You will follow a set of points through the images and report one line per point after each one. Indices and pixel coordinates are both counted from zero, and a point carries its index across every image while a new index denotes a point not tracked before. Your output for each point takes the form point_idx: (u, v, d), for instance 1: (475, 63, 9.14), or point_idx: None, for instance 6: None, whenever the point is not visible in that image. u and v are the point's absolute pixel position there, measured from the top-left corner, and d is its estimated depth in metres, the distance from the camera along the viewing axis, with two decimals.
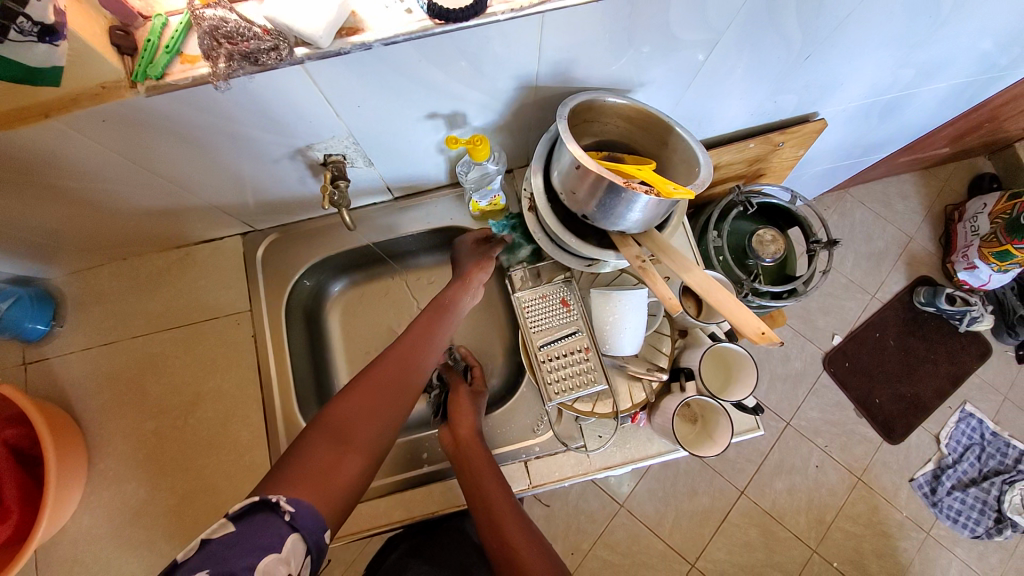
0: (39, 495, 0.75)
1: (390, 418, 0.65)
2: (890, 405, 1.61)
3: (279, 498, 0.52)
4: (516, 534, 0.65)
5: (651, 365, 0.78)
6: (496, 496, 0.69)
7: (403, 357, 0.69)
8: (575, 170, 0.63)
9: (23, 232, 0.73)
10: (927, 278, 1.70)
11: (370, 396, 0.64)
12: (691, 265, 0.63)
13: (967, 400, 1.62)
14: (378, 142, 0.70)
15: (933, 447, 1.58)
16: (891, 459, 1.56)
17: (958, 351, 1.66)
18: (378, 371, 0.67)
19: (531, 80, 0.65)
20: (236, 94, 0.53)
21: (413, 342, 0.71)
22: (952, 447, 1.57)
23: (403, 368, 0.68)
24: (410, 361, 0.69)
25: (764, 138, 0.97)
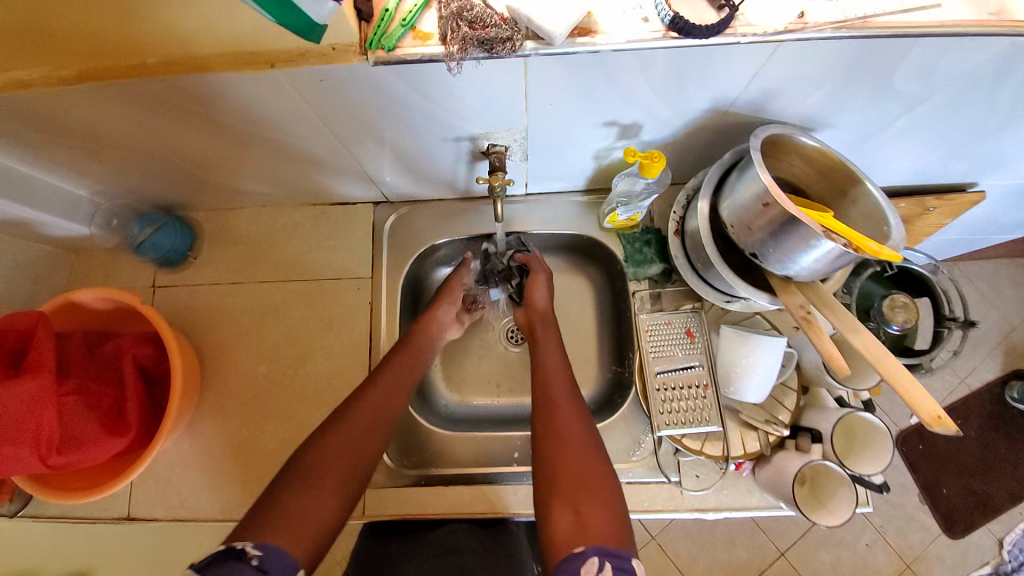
0: (155, 410, 0.79)
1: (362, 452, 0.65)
2: (958, 498, 1.39)
3: (246, 546, 0.50)
4: (572, 440, 0.66)
5: (772, 417, 0.75)
6: (561, 402, 0.70)
7: (365, 406, 0.69)
8: (760, 206, 0.60)
9: (188, 167, 0.76)
10: None
11: (342, 439, 0.65)
12: (861, 327, 0.60)
13: None
14: (546, 141, 0.70)
15: (993, 550, 1.37)
16: (948, 554, 1.36)
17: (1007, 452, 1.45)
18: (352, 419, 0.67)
19: (724, 105, 0.63)
20: (459, 78, 0.54)
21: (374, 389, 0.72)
22: (1015, 555, 1.36)
23: (367, 409, 0.69)
24: (370, 405, 0.69)
25: (917, 200, 0.91)
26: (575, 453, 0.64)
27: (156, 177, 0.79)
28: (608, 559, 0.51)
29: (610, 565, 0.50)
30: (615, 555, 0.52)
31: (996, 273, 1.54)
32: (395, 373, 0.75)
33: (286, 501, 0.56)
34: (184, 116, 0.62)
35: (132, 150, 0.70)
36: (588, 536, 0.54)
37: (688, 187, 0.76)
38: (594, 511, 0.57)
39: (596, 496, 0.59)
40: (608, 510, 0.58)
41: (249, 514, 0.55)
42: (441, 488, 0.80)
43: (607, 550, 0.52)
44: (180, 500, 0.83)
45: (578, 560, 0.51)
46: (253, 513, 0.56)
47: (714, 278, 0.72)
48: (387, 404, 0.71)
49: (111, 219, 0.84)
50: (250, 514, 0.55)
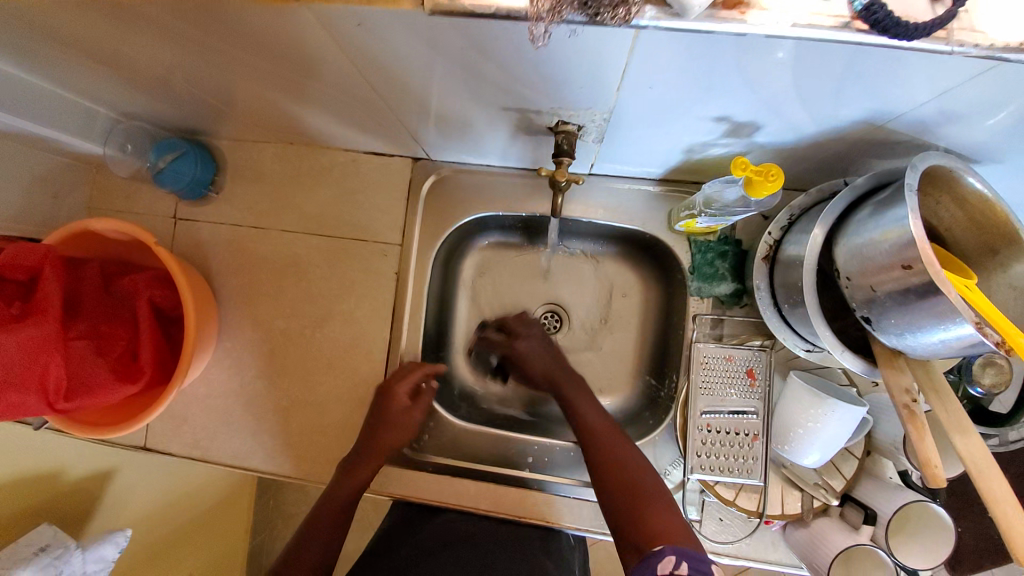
0: (168, 355, 0.75)
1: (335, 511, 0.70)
2: None
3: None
4: (630, 463, 0.66)
5: (822, 481, 0.67)
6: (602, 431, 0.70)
7: (316, 530, 0.69)
8: (896, 267, 0.47)
9: (208, 95, 0.65)
10: None
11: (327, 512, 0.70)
12: (971, 429, 0.49)
13: None
14: (633, 126, 0.56)
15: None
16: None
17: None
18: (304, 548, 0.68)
19: (880, 120, 0.48)
20: (546, 51, 0.41)
21: (323, 508, 0.70)
22: None
23: (317, 535, 0.69)
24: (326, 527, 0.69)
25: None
26: (631, 467, 0.66)
27: (175, 102, 0.69)
28: (684, 558, 0.53)
29: (688, 564, 0.52)
30: (688, 556, 0.53)
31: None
32: (343, 491, 0.70)
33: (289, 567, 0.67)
34: (197, 43, 0.51)
35: (145, 73, 0.60)
36: (667, 544, 0.56)
37: (793, 205, 0.62)
38: (669, 532, 0.58)
39: (659, 513, 0.61)
40: (683, 533, 0.59)
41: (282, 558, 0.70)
42: (447, 479, 0.77)
43: (684, 551, 0.54)
44: (192, 440, 0.82)
45: (656, 559, 0.54)
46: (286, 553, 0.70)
47: (801, 326, 0.60)
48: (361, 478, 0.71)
49: (126, 143, 0.76)
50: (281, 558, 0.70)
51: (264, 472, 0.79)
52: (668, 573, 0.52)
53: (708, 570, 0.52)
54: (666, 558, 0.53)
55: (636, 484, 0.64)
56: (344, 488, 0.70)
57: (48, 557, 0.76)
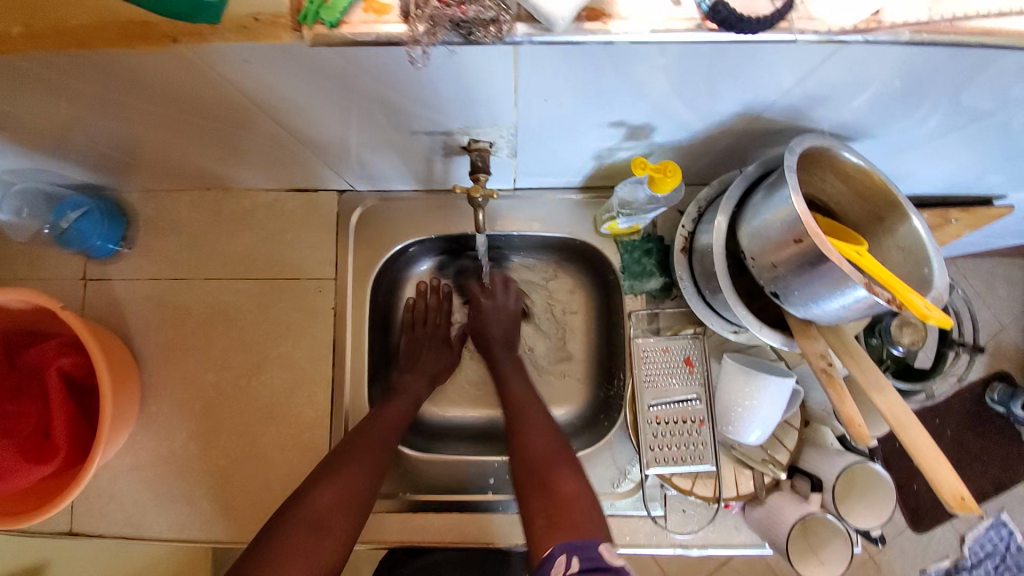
0: (90, 429, 0.70)
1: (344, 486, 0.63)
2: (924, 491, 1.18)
3: None
4: (542, 445, 0.65)
5: (768, 456, 0.68)
6: (525, 415, 0.70)
7: (312, 511, 0.59)
8: (790, 242, 0.50)
9: (107, 147, 0.63)
10: (1006, 375, 1.22)
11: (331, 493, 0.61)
12: (887, 386, 0.52)
13: (1005, 508, 1.21)
14: (540, 138, 0.58)
15: (953, 545, 1.18)
16: (908, 546, 1.18)
17: (1015, 459, 1.20)
18: (313, 497, 0.61)
19: (757, 111, 0.52)
20: (431, 71, 0.43)
21: (341, 465, 0.65)
22: (973, 551, 1.18)
23: (313, 516, 0.59)
24: (347, 479, 0.63)
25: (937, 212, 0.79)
26: (540, 448, 0.65)
27: (72, 159, 0.66)
28: (575, 554, 0.54)
29: (577, 559, 0.53)
30: (583, 547, 0.54)
31: (993, 272, 1.25)
32: (368, 448, 0.67)
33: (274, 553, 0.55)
34: (81, 94, 0.49)
35: (31, 130, 0.57)
36: (557, 540, 0.55)
37: (699, 198, 0.66)
38: (568, 516, 0.57)
39: (565, 493, 0.60)
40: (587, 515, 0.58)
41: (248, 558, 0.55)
42: (406, 514, 0.74)
43: (572, 545, 0.54)
44: (123, 518, 0.75)
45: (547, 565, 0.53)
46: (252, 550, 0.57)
47: (723, 310, 0.63)
48: (373, 458, 0.67)
49: (21, 208, 0.70)
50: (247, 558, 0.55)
51: (207, 540, 0.73)
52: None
53: (596, 556, 0.53)
54: (558, 560, 0.53)
55: (541, 461, 0.64)
56: (356, 462, 0.65)
57: None
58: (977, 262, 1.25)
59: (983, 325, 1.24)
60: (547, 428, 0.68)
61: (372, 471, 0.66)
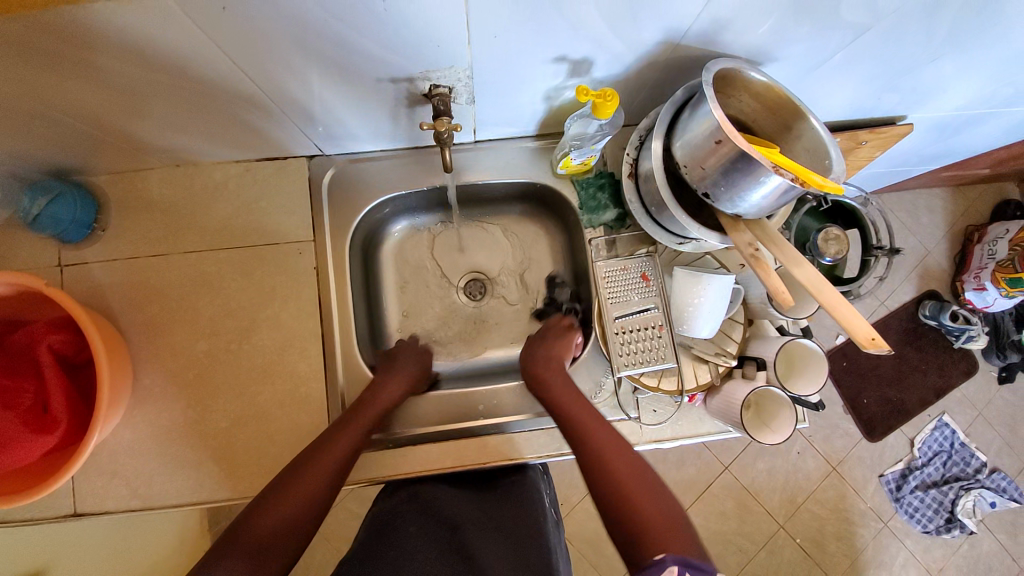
0: (88, 404, 0.72)
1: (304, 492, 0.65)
2: (872, 406, 1.33)
3: None
4: (603, 433, 0.69)
5: (720, 350, 0.78)
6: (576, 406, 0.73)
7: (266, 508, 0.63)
8: (712, 144, 0.59)
9: (77, 122, 0.65)
10: (933, 293, 1.37)
11: (288, 499, 0.64)
12: (804, 260, 0.62)
13: (946, 411, 1.35)
14: (492, 80, 0.65)
15: (904, 449, 1.33)
16: (866, 456, 1.31)
17: (947, 365, 1.36)
18: (255, 526, 0.61)
19: (676, 38, 0.61)
20: (394, 8, 0.48)
21: (293, 481, 0.66)
22: (922, 452, 1.32)
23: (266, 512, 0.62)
24: (305, 484, 0.66)
25: (848, 134, 0.89)
26: (600, 438, 0.68)
27: (40, 140, 0.67)
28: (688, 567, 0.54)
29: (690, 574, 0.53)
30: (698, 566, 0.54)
31: (914, 202, 1.41)
32: (333, 445, 0.70)
33: (229, 558, 0.57)
34: (59, 57, 0.51)
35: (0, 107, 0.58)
36: (668, 551, 0.56)
37: (639, 128, 0.74)
38: (657, 523, 0.59)
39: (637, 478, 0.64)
40: (675, 530, 0.59)
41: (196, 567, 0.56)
42: (407, 449, 0.79)
43: (687, 560, 0.55)
44: (129, 491, 0.77)
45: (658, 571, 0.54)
46: (207, 560, 0.57)
47: (668, 221, 0.72)
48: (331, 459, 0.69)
49: None
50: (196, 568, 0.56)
51: (218, 500, 0.76)
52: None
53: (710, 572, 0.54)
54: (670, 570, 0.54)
55: (606, 453, 0.67)
56: (316, 462, 0.68)
57: None
58: (898, 195, 1.40)
59: (909, 248, 1.39)
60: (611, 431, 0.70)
61: (333, 471, 0.68)
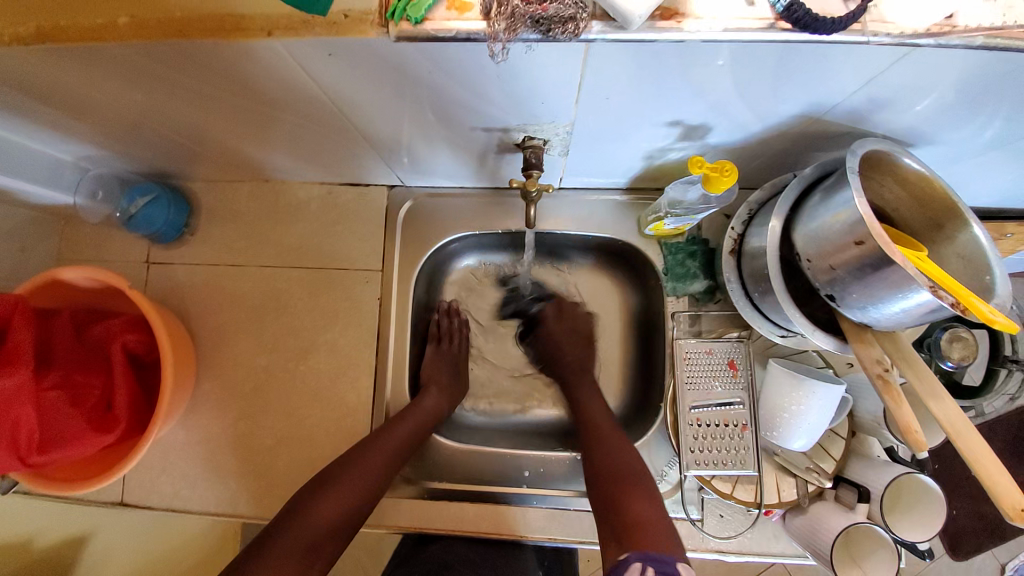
0: (147, 404, 0.73)
1: (338, 505, 0.61)
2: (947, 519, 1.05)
3: None
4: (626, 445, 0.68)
5: (814, 465, 0.68)
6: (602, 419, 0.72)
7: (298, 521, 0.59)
8: (850, 244, 0.50)
9: (179, 136, 0.66)
10: None
11: (322, 512, 0.60)
12: (944, 393, 0.51)
13: None
14: (593, 136, 0.59)
15: None
16: None
17: None
18: (281, 541, 0.57)
19: (817, 113, 0.53)
20: (504, 67, 0.44)
21: (342, 471, 0.64)
22: None
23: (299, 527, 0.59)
24: (339, 498, 0.62)
25: (994, 226, 0.75)
26: (625, 453, 0.66)
27: (147, 147, 0.70)
28: (650, 564, 0.51)
29: (652, 569, 0.51)
30: (657, 561, 0.52)
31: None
32: (370, 460, 0.66)
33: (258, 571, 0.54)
34: (170, 81, 0.52)
35: (109, 116, 0.61)
36: (631, 549, 0.54)
37: (752, 199, 0.66)
38: (649, 532, 0.56)
39: (641, 488, 0.62)
40: (655, 530, 0.56)
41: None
42: (442, 503, 0.75)
43: (647, 556, 0.52)
44: (173, 492, 0.78)
45: (621, 570, 0.52)
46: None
47: (772, 313, 0.63)
48: (367, 478, 0.64)
49: (97, 190, 0.77)
50: None
51: (251, 518, 0.75)
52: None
53: (673, 572, 0.51)
54: (631, 566, 0.51)
55: (622, 470, 0.64)
56: (350, 476, 0.64)
57: None
58: None
59: None
60: (622, 442, 0.68)
61: (370, 486, 0.64)
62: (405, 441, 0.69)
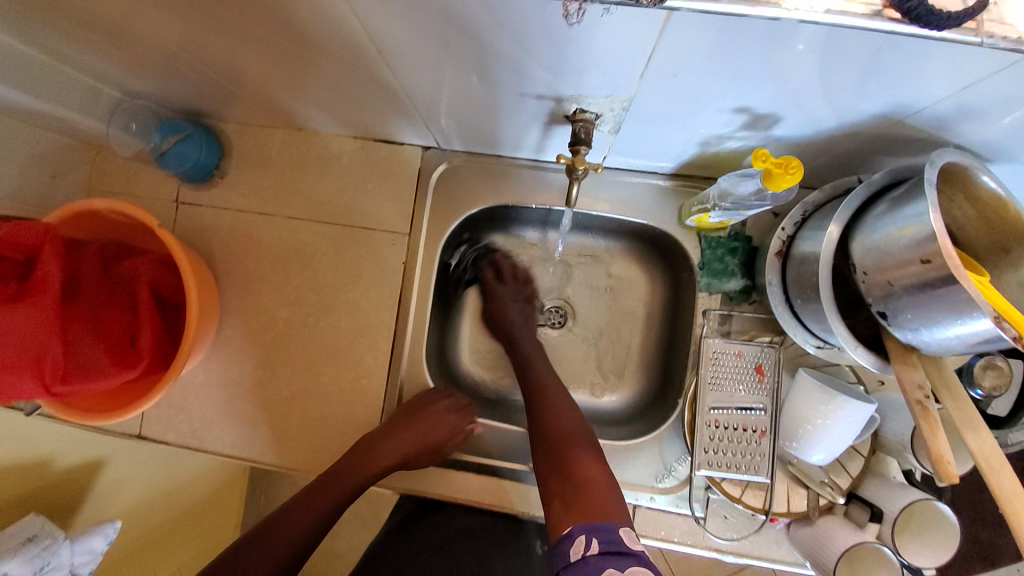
0: (170, 344, 0.74)
1: (320, 505, 0.68)
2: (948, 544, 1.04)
3: None
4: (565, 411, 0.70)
5: (828, 479, 0.66)
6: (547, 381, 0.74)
7: (286, 516, 0.67)
8: (914, 261, 0.47)
9: (215, 73, 0.64)
10: None
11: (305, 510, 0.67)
12: (985, 428, 0.49)
13: None
14: (649, 116, 0.56)
15: None
16: None
17: None
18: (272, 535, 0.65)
19: (900, 115, 0.49)
20: (571, 31, 0.40)
21: (335, 473, 0.70)
22: None
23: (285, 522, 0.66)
24: (322, 498, 0.68)
25: None
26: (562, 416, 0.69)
27: (182, 82, 0.68)
28: (594, 535, 0.55)
29: (596, 540, 0.54)
30: (599, 530, 0.55)
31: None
32: (362, 462, 0.70)
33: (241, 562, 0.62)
34: (211, 14, 0.49)
35: (147, 46, 0.58)
36: (577, 521, 0.57)
37: (806, 202, 0.63)
38: (586, 500, 0.59)
39: (578, 448, 0.65)
40: (602, 496, 0.60)
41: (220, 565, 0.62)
42: (449, 472, 0.75)
43: (591, 525, 0.56)
44: (189, 430, 0.80)
45: (567, 542, 0.56)
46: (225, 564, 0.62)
47: (812, 322, 0.60)
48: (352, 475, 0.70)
49: (131, 122, 0.74)
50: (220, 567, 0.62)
51: (263, 464, 0.77)
52: (579, 556, 0.54)
53: (616, 539, 0.54)
54: (577, 540, 0.55)
55: (560, 432, 0.67)
56: (341, 477, 0.70)
57: (37, 548, 0.75)
58: None
59: None
60: (564, 407, 0.71)
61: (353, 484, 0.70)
62: (399, 451, 0.72)
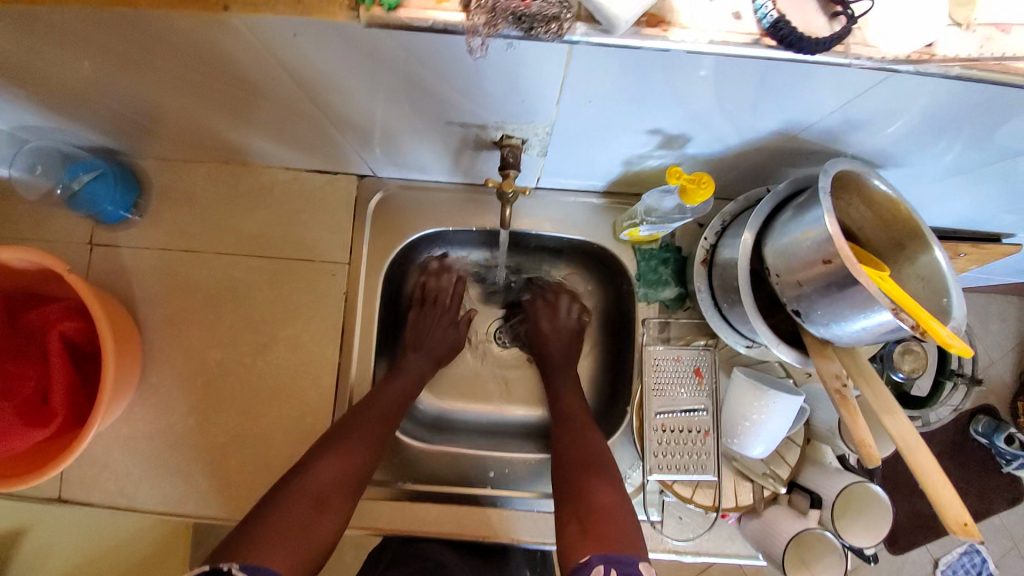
0: (89, 399, 0.68)
1: (346, 460, 0.62)
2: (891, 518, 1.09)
3: (231, 567, 0.49)
4: (588, 439, 0.67)
5: (770, 471, 0.70)
6: (574, 411, 0.72)
7: (310, 472, 0.60)
8: (818, 262, 0.51)
9: (127, 110, 0.61)
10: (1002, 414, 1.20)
11: (331, 465, 0.61)
12: (899, 410, 0.53)
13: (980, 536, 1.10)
14: (573, 139, 0.58)
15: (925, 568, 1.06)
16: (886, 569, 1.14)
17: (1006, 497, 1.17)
18: (295, 492, 0.58)
19: (795, 130, 0.53)
20: (483, 63, 0.42)
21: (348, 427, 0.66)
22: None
23: (311, 477, 0.60)
24: (343, 451, 0.63)
25: (948, 245, 0.78)
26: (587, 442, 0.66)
27: (91, 120, 0.64)
28: (614, 566, 0.51)
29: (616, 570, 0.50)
30: (620, 561, 0.51)
31: (984, 307, 1.14)
32: (373, 409, 0.68)
33: (266, 525, 0.54)
34: (115, 51, 0.47)
35: (49, 86, 0.55)
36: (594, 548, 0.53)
37: (724, 211, 0.67)
38: (604, 526, 0.55)
39: (602, 474, 0.62)
40: (621, 523, 0.56)
41: (238, 536, 0.54)
42: (405, 505, 0.73)
43: (613, 556, 0.52)
44: (116, 489, 0.73)
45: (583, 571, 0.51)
46: (245, 532, 0.54)
47: (739, 324, 0.63)
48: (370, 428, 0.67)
49: (35, 164, 0.70)
50: (237, 538, 0.53)
51: (201, 518, 0.72)
52: None
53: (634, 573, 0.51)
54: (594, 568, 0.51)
55: (586, 459, 0.63)
56: (356, 426, 0.66)
57: None
58: None
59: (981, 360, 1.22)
60: (590, 443, 0.66)
61: (375, 439, 0.66)
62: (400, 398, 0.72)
